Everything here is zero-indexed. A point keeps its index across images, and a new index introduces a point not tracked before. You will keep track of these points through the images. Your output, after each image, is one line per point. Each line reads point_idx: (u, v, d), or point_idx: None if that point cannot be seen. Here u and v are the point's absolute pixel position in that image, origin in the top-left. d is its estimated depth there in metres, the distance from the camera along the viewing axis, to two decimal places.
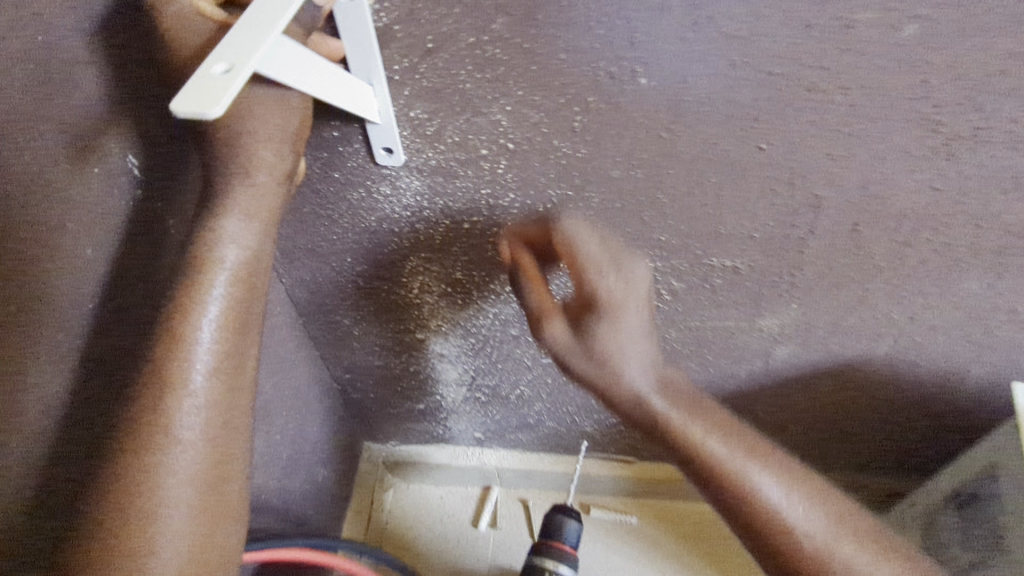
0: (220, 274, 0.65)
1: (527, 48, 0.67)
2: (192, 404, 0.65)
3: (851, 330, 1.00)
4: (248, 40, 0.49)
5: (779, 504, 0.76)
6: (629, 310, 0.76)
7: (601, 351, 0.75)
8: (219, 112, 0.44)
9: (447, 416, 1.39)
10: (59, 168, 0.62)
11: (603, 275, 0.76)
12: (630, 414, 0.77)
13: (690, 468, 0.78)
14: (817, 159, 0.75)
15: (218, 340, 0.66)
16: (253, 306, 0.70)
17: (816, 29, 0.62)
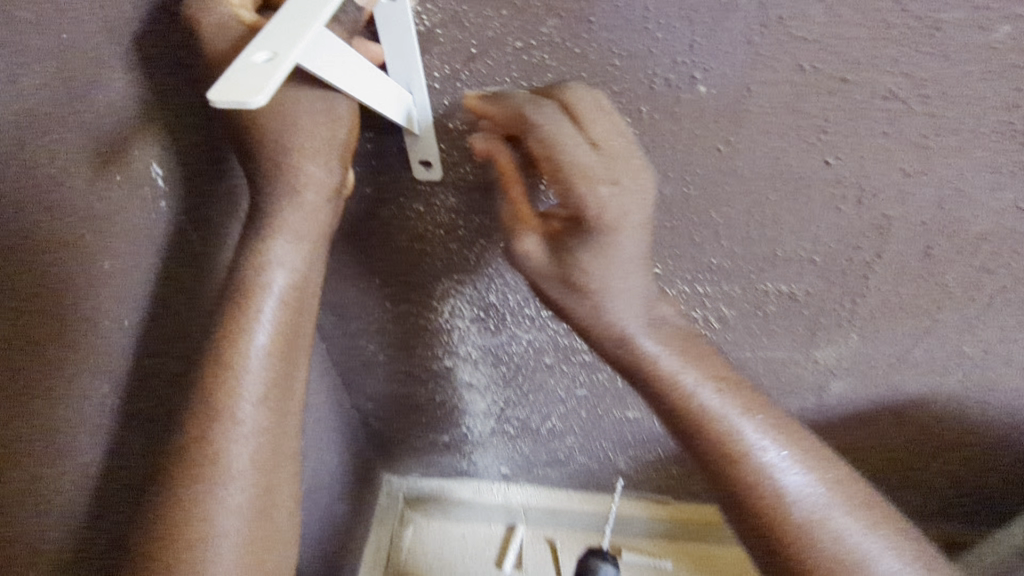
0: (268, 298, 0.63)
1: (579, 53, 0.62)
2: (241, 431, 0.63)
3: (915, 362, 0.92)
4: (288, 31, 0.48)
5: (771, 469, 0.66)
6: (620, 231, 0.62)
7: (581, 279, 0.64)
8: (262, 101, 0.42)
9: (473, 449, 1.32)
10: (80, 176, 0.57)
11: (592, 187, 0.59)
12: (610, 351, 0.69)
13: (674, 424, 0.69)
14: (889, 175, 0.69)
15: (268, 366, 0.64)
16: (302, 330, 0.68)
17: (897, 30, 0.57)
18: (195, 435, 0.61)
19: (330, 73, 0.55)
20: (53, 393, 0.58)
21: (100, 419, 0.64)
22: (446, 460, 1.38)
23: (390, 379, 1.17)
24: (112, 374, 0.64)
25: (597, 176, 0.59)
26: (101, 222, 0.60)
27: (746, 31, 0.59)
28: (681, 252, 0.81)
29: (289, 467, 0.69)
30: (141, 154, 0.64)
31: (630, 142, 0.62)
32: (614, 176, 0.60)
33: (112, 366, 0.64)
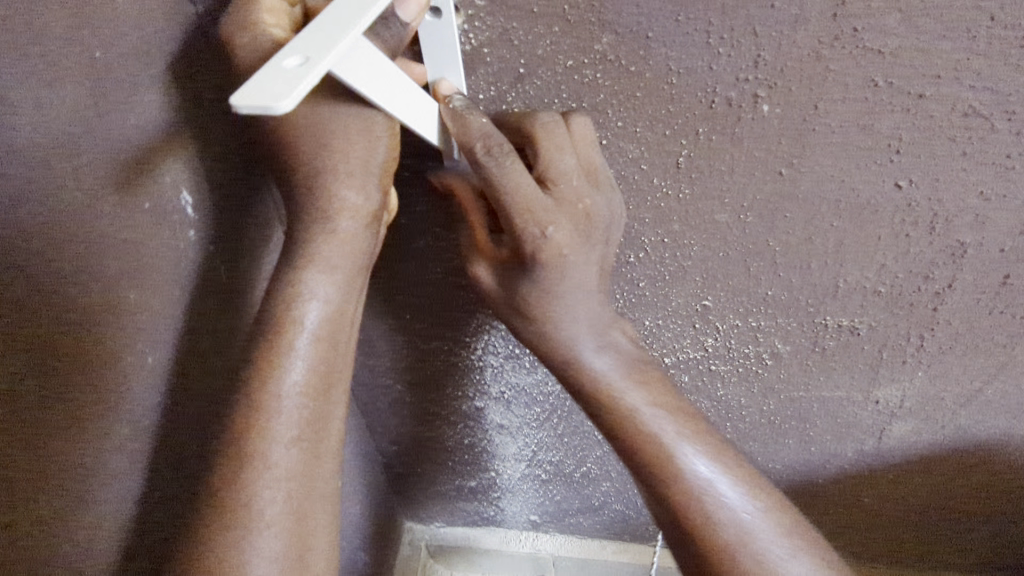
0: (301, 334, 0.58)
1: (634, 71, 0.59)
2: (272, 476, 0.57)
3: (986, 401, 0.85)
4: (323, 37, 0.43)
5: (704, 486, 0.65)
6: (561, 268, 0.64)
7: (525, 305, 0.67)
8: (288, 106, 0.38)
9: (501, 496, 1.24)
10: (108, 201, 0.54)
11: (526, 228, 0.60)
12: (549, 358, 0.70)
13: (614, 440, 0.69)
14: (966, 199, 0.64)
15: (302, 407, 0.58)
16: (340, 368, 0.62)
17: (981, 42, 0.53)
18: (223, 482, 0.56)
19: (369, 87, 0.49)
20: (70, 436, 0.53)
21: (120, 466, 0.58)
22: (471, 508, 1.30)
23: (417, 421, 1.11)
24: (134, 416, 0.59)
25: (535, 218, 0.60)
26: (127, 249, 0.56)
27: (816, 45, 0.55)
28: (735, 284, 0.76)
29: (328, 520, 0.62)
30: (172, 178, 0.61)
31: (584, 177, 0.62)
32: (553, 219, 0.60)
33: (134, 407, 0.59)
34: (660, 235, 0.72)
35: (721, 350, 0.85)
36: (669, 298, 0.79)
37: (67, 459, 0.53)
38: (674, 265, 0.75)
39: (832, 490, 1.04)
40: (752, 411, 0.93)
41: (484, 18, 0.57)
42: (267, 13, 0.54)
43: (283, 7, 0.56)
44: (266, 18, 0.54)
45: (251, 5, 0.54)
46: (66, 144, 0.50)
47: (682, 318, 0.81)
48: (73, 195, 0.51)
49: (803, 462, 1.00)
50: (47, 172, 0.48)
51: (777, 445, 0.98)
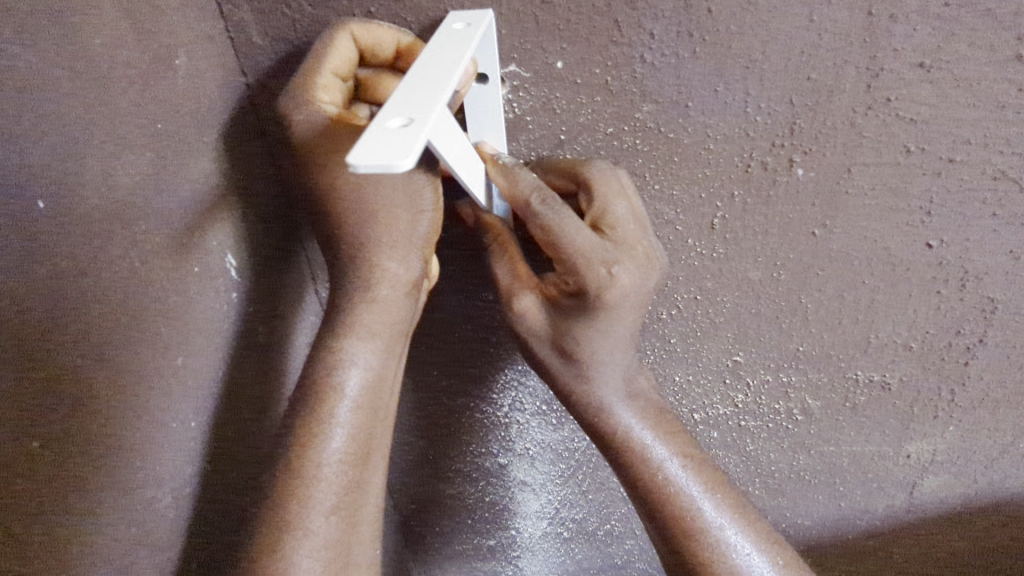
0: (342, 401, 0.57)
1: (672, 138, 0.61)
2: (311, 547, 0.54)
3: (1018, 455, 0.85)
4: (418, 101, 0.43)
5: (725, 548, 0.62)
6: (620, 310, 0.59)
7: (576, 350, 0.62)
8: (410, 164, 0.37)
9: (521, 555, 1.17)
10: (159, 266, 0.54)
11: (590, 269, 0.56)
12: (581, 411, 0.66)
13: (636, 494, 0.65)
14: (995, 258, 0.66)
15: (342, 476, 0.56)
16: (380, 436, 0.60)
17: (1008, 110, 0.56)
18: (260, 555, 0.53)
19: (449, 147, 0.49)
20: (111, 505, 0.52)
21: (157, 535, 0.57)
22: (488, 568, 1.21)
23: (436, 478, 1.06)
24: (173, 483, 0.58)
25: (599, 258, 0.56)
26: (175, 313, 0.57)
27: (850, 114, 0.57)
28: (767, 340, 0.76)
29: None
30: (219, 243, 0.61)
31: (641, 223, 0.60)
32: (617, 258, 0.57)
33: (173, 474, 0.58)
34: (694, 292, 0.73)
35: (751, 406, 0.84)
36: (700, 354, 0.79)
37: (110, 528, 0.52)
38: (706, 321, 0.75)
39: (863, 548, 1.01)
40: (782, 466, 0.92)
41: (528, 88, 0.59)
42: (323, 91, 0.55)
43: (336, 83, 0.56)
44: (322, 98, 0.55)
45: (307, 82, 0.54)
46: (125, 211, 0.51)
47: (713, 373, 0.81)
48: (129, 260, 0.51)
49: (835, 519, 0.98)
50: (111, 240, 0.49)
51: (806, 501, 0.96)
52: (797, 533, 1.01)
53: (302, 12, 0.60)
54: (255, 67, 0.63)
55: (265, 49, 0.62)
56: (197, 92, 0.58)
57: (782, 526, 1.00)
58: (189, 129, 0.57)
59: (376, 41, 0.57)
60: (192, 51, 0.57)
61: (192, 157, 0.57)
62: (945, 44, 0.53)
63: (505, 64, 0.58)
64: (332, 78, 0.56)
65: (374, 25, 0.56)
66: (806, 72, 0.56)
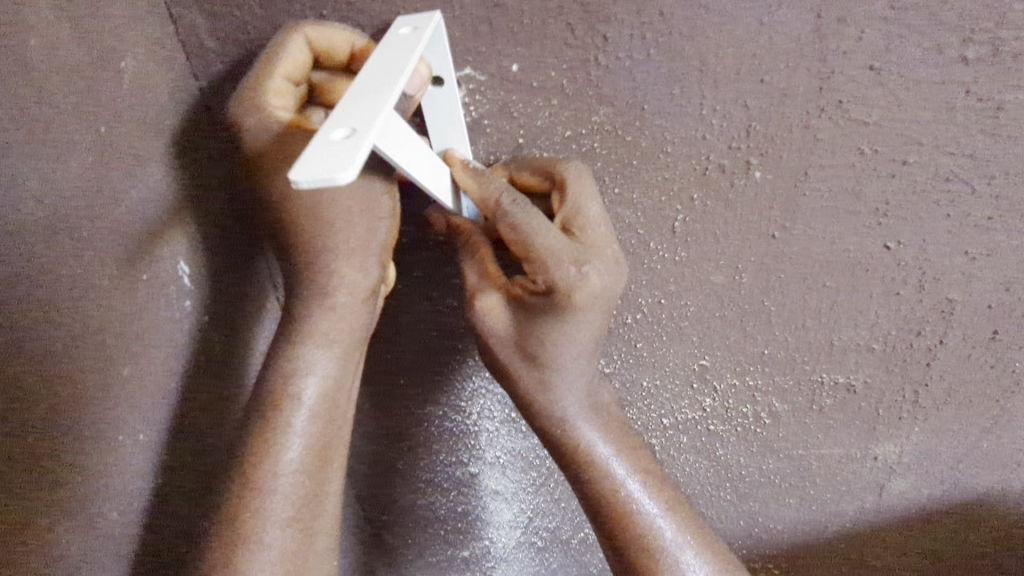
0: (299, 410, 0.55)
1: (630, 141, 0.61)
2: (264, 561, 0.52)
3: (982, 456, 0.86)
4: (364, 108, 0.43)
5: (682, 572, 0.61)
6: (586, 314, 0.59)
7: (540, 353, 0.61)
8: (351, 175, 0.37)
9: (495, 566, 1.16)
10: (105, 272, 0.53)
11: (559, 268, 0.56)
12: (542, 426, 0.64)
13: (596, 513, 0.63)
14: (952, 259, 0.66)
15: (298, 487, 0.54)
16: (338, 445, 0.59)
17: (959, 112, 0.57)
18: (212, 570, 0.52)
19: (401, 152, 0.48)
20: (50, 521, 0.50)
21: (102, 553, 0.55)
22: None
23: (407, 489, 1.04)
24: (121, 498, 0.56)
25: (569, 257, 0.56)
26: (123, 322, 0.55)
27: (805, 116, 0.58)
28: (732, 343, 0.76)
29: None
30: (171, 250, 0.60)
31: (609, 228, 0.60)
32: (586, 258, 0.57)
33: (121, 489, 0.56)
34: (658, 296, 0.73)
35: (719, 410, 0.84)
36: (667, 358, 0.79)
37: (48, 546, 0.50)
38: (671, 325, 0.75)
39: (835, 551, 1.01)
40: (752, 470, 0.91)
41: (484, 91, 0.59)
42: (275, 96, 0.54)
43: (289, 87, 0.56)
44: (273, 103, 0.54)
45: (258, 87, 0.54)
46: (67, 216, 0.49)
47: (680, 378, 0.81)
48: (70, 267, 0.49)
49: (806, 523, 0.98)
50: (51, 247, 0.48)
51: (777, 505, 0.96)
52: (769, 538, 1.00)
53: (254, 16, 0.59)
54: (209, 71, 0.63)
55: (218, 53, 0.62)
56: (146, 96, 0.57)
57: (754, 531, 1.00)
58: (136, 133, 0.55)
59: (330, 44, 0.56)
60: (139, 54, 0.56)
61: (140, 161, 0.56)
62: (894, 47, 0.54)
63: (460, 67, 0.58)
64: (285, 83, 0.55)
65: (327, 29, 0.56)
66: (759, 75, 0.56)
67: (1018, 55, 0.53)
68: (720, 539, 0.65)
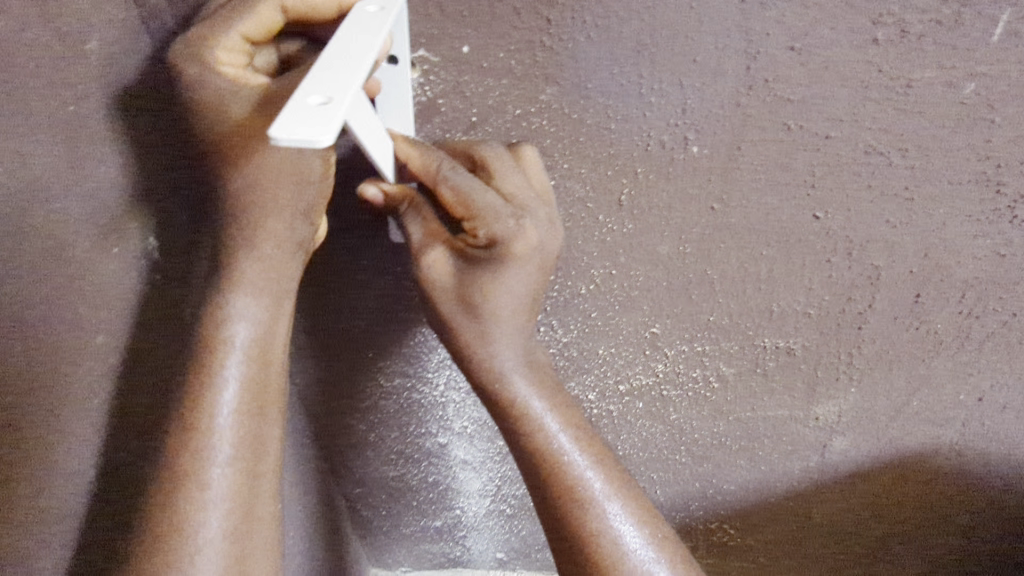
0: (231, 353, 0.61)
1: (576, 119, 0.65)
2: (209, 496, 0.59)
3: (915, 414, 0.92)
4: (335, 77, 0.46)
5: (607, 521, 0.65)
6: (526, 265, 0.64)
7: (481, 304, 0.65)
8: (330, 138, 0.41)
9: (467, 534, 1.23)
10: (78, 245, 0.56)
11: (499, 222, 0.61)
12: (481, 382, 0.68)
13: (529, 466, 0.67)
14: (876, 228, 0.72)
15: (235, 426, 0.60)
16: (272, 388, 0.64)
17: (874, 90, 0.62)
18: (160, 510, 0.58)
19: (359, 122, 0.52)
20: (28, 474, 0.54)
21: (78, 508, 0.60)
22: (438, 548, 1.27)
23: (379, 461, 1.09)
24: (95, 457, 0.61)
25: (508, 213, 0.61)
26: (93, 291, 0.58)
27: (735, 94, 0.63)
28: (680, 310, 0.82)
29: (266, 546, 0.62)
30: (138, 225, 0.63)
31: (539, 189, 0.65)
32: (523, 213, 0.62)
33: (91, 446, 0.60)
34: (608, 266, 0.77)
35: (671, 375, 0.90)
36: (620, 327, 0.84)
37: (27, 501, 0.54)
38: (623, 294, 0.80)
39: (784, 508, 1.08)
40: (704, 433, 0.98)
41: (438, 72, 0.63)
42: (226, 52, 0.58)
43: (245, 42, 0.59)
44: (222, 58, 0.58)
45: (213, 37, 0.57)
46: (40, 191, 0.52)
47: (633, 345, 0.86)
48: (44, 238, 0.52)
49: (755, 481, 1.05)
50: (23, 220, 0.51)
51: (729, 465, 1.02)
52: (722, 495, 1.07)
53: None
54: None
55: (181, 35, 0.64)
56: None
57: (709, 492, 1.08)
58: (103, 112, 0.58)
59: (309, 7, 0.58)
60: None
61: (109, 141, 0.59)
62: (811, 29, 0.59)
63: (414, 49, 0.62)
64: (241, 40, 0.58)
65: None
66: (692, 56, 0.60)
67: (922, 37, 0.58)
68: (648, 497, 0.70)
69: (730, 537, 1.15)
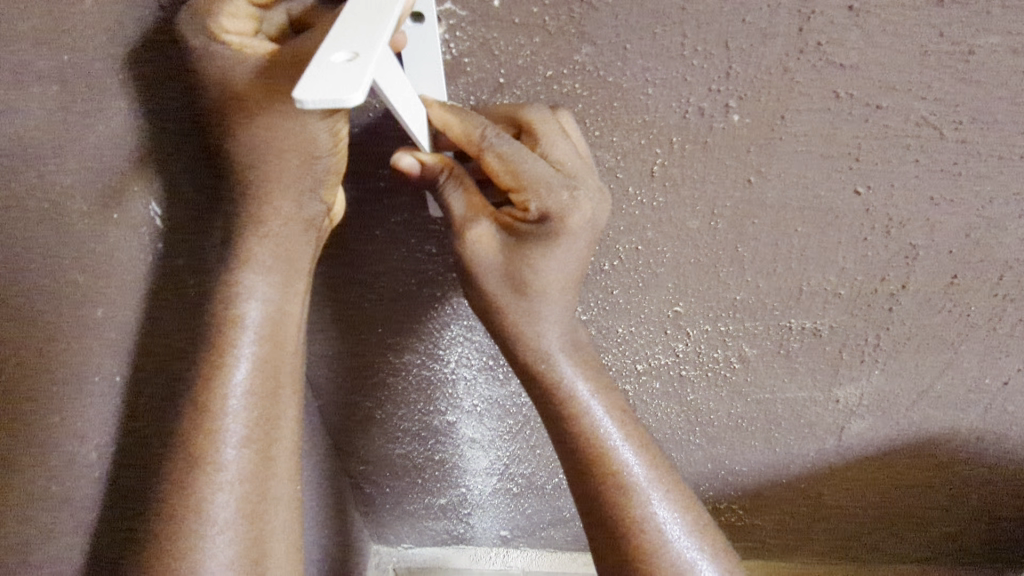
0: (244, 334, 0.57)
1: (611, 82, 0.61)
2: (225, 479, 0.55)
3: (938, 397, 0.90)
4: (360, 33, 0.41)
5: (648, 508, 0.63)
6: (578, 239, 0.60)
7: (529, 281, 0.61)
8: (360, 97, 0.36)
9: (472, 512, 1.21)
10: (77, 211, 0.51)
11: (551, 193, 0.57)
12: (524, 363, 0.64)
13: (571, 453, 0.65)
14: (918, 205, 0.69)
15: (249, 408, 0.57)
16: (287, 369, 0.61)
17: (932, 56, 0.57)
18: (170, 494, 0.55)
19: (389, 83, 0.47)
20: (26, 459, 0.50)
21: (82, 494, 0.56)
22: (441, 525, 1.25)
23: (384, 438, 1.06)
24: (99, 439, 0.57)
25: (559, 184, 0.57)
26: (94, 261, 0.54)
27: (784, 58, 0.58)
28: (706, 289, 0.78)
29: (285, 530, 0.60)
30: (141, 190, 0.58)
31: (586, 159, 0.60)
32: (576, 184, 0.58)
33: (94, 427, 0.56)
34: (635, 241, 0.74)
35: (692, 355, 0.87)
36: (642, 305, 0.81)
37: (27, 487, 0.50)
38: (648, 272, 0.77)
39: (796, 489, 1.07)
40: (721, 414, 0.95)
41: (465, 28, 0.58)
42: (229, 19, 0.53)
43: (249, 8, 0.55)
44: (227, 26, 0.53)
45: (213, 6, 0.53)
46: (34, 149, 0.47)
47: (654, 324, 0.83)
48: (38, 202, 0.48)
49: (769, 463, 1.03)
50: (16, 182, 0.46)
51: (744, 446, 1.01)
52: (734, 476, 1.06)
53: None
54: None
55: None
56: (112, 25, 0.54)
57: (720, 473, 1.06)
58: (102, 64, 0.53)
59: None
60: None
61: (109, 96, 0.53)
62: None
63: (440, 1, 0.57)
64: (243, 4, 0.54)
65: None
66: (741, 15, 0.56)
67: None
68: (687, 485, 0.67)
69: (738, 518, 1.14)
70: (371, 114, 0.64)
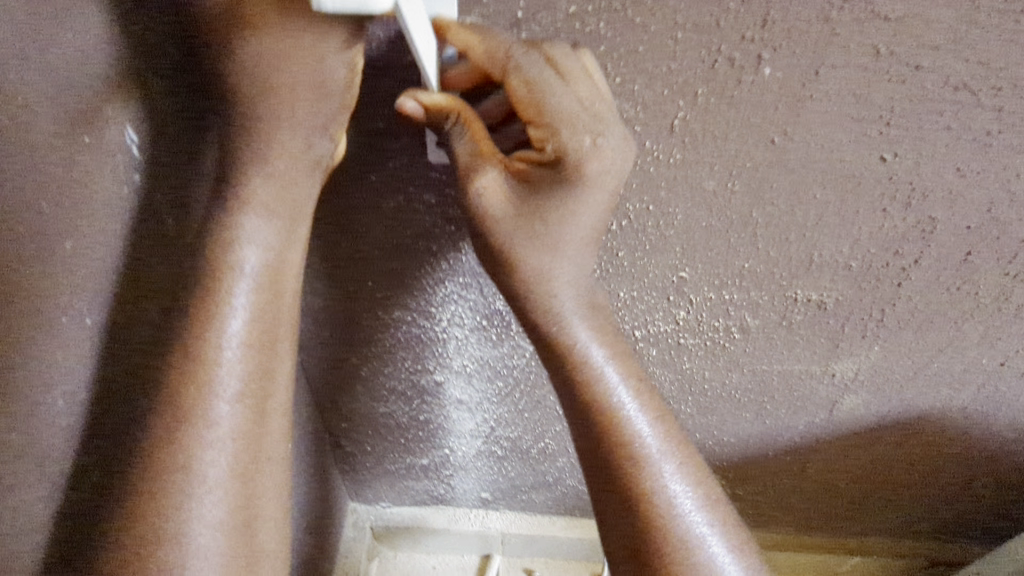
0: (241, 282, 0.52)
1: (639, 23, 0.56)
2: (216, 436, 0.52)
3: (932, 376, 0.89)
4: None
5: (661, 480, 0.61)
6: (596, 189, 0.56)
7: (541, 231, 0.58)
8: None
9: (454, 473, 1.19)
10: (41, 132, 0.45)
11: (573, 135, 0.53)
12: (538, 326, 0.61)
13: (583, 423, 0.62)
14: (942, 176, 0.66)
15: (244, 362, 0.53)
16: (285, 321, 0.56)
17: (984, 14, 0.53)
18: (156, 450, 0.51)
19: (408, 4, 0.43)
20: None
21: (48, 444, 0.51)
22: (421, 486, 1.23)
23: (368, 396, 1.03)
24: (67, 386, 0.52)
25: (583, 125, 0.53)
26: (62, 189, 0.48)
27: (827, 8, 0.54)
28: (715, 255, 0.75)
29: (275, 488, 0.57)
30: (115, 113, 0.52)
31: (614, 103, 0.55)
32: (600, 130, 0.53)
33: (62, 372, 0.51)
34: (646, 201, 0.70)
35: (692, 323, 0.84)
36: (646, 269, 0.78)
37: None
38: (656, 234, 0.74)
39: (780, 461, 1.07)
40: (715, 384, 0.94)
41: None
42: None
43: None
44: None
45: None
46: None
47: (657, 289, 0.80)
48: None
49: (757, 435, 1.03)
50: None
51: (734, 417, 1.00)
52: (720, 445, 1.05)
53: None
54: None
55: None
56: None
57: (708, 443, 1.05)
58: None
59: None
60: None
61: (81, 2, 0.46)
62: None
63: None
64: None
65: None
66: None
67: None
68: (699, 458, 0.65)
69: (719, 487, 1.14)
70: (373, 48, 0.58)
